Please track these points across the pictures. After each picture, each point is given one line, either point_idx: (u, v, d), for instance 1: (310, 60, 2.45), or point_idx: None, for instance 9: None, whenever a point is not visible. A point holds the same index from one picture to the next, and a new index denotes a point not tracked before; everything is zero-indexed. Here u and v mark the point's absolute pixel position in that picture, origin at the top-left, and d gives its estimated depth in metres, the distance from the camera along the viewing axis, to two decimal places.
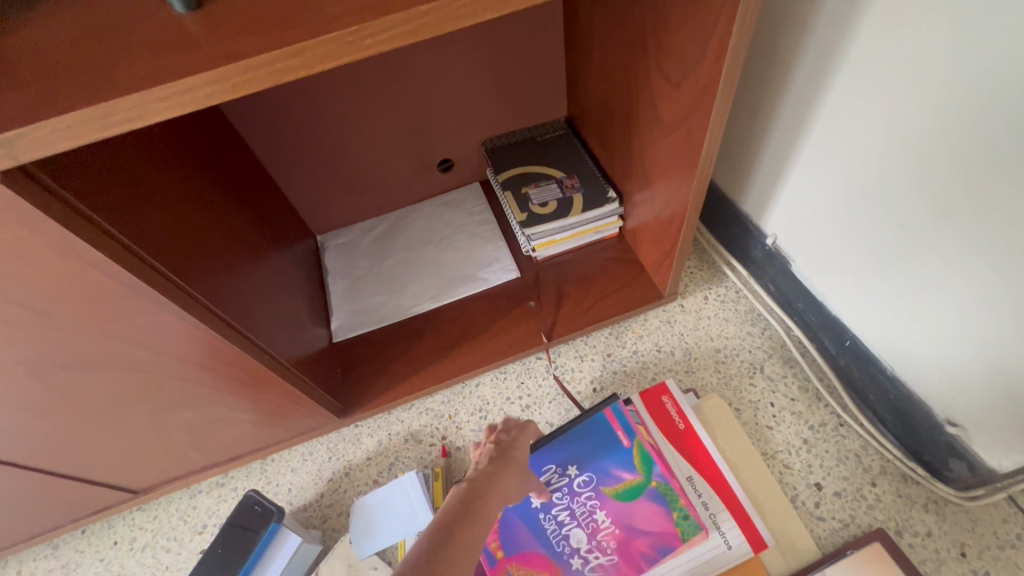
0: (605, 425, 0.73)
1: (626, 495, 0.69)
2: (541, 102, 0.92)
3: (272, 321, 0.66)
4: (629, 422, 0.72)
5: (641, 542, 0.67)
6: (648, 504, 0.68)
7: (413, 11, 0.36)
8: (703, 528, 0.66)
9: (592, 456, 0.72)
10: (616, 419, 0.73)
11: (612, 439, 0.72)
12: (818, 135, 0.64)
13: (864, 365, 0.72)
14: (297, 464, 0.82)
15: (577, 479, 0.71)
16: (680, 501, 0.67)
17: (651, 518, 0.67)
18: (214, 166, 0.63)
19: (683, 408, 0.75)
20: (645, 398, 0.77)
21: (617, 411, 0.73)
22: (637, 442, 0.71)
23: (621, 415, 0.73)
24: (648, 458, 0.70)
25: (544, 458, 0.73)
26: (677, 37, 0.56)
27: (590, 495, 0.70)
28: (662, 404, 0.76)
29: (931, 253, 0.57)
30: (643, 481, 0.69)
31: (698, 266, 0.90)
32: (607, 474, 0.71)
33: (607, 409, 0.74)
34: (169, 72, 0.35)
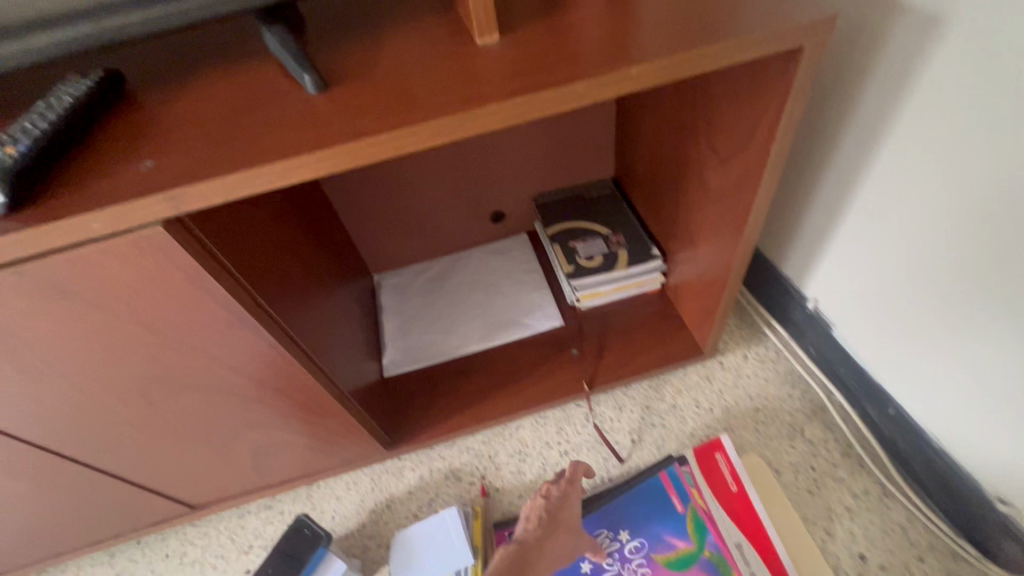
0: (662, 490, 0.76)
1: (677, 563, 0.70)
2: (590, 164, 0.99)
3: (337, 354, 0.72)
4: (685, 488, 0.75)
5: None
6: (700, 575, 0.69)
7: (510, 101, 0.42)
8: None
9: (645, 520, 0.74)
10: (672, 485, 0.76)
11: (667, 505, 0.74)
12: (861, 209, 0.67)
13: (909, 435, 0.72)
14: (340, 492, 0.85)
15: (628, 544, 0.72)
16: (734, 573, 0.68)
17: None
18: (301, 213, 0.71)
19: (736, 470, 0.77)
20: (699, 454, 0.79)
21: (673, 475, 0.77)
22: (691, 509, 0.74)
23: (678, 481, 0.76)
24: (702, 527, 0.72)
25: (597, 520, 0.75)
26: (727, 118, 0.61)
27: (640, 562, 0.71)
28: (716, 461, 0.78)
29: (975, 328, 0.58)
30: (696, 550, 0.70)
31: (738, 325, 0.92)
32: (659, 541, 0.72)
33: (664, 474, 0.77)
34: (305, 143, 0.42)
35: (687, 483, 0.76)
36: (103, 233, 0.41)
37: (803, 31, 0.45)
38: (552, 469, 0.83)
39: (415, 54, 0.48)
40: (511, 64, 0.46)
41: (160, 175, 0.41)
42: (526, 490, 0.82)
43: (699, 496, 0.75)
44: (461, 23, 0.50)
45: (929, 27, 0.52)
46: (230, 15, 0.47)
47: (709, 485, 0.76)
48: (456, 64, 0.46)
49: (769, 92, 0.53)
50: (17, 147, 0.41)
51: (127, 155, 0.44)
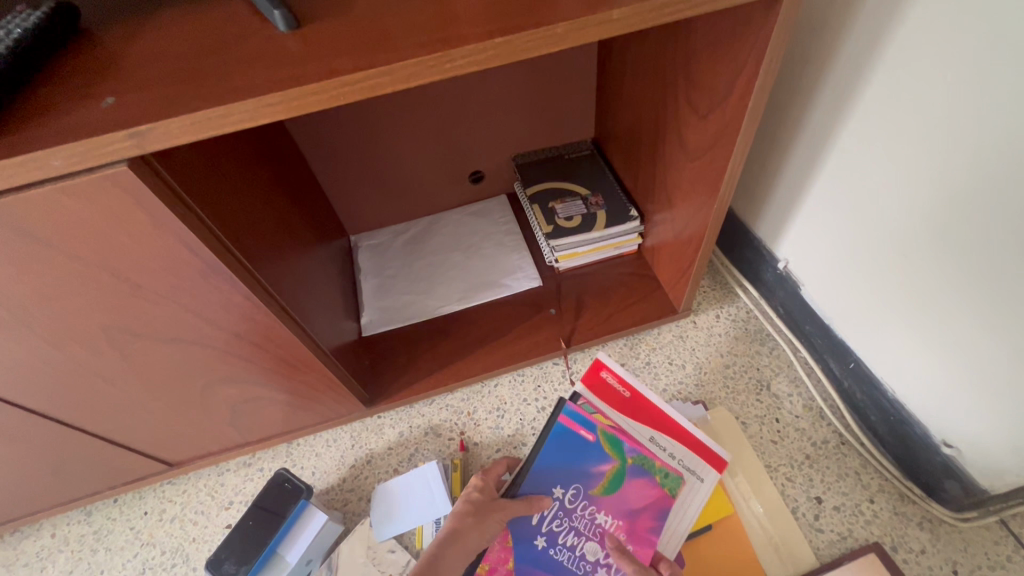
0: (567, 431, 0.70)
1: (613, 485, 0.68)
2: (571, 124, 0.99)
3: (313, 310, 0.72)
4: (585, 417, 0.70)
5: (644, 520, 0.67)
6: (635, 481, 0.69)
7: (489, 42, 0.41)
8: (682, 476, 0.70)
9: (566, 465, 0.69)
10: (572, 421, 0.70)
11: (577, 442, 0.70)
12: (832, 169, 0.69)
13: (867, 387, 0.76)
14: (320, 449, 0.86)
15: (567, 495, 0.68)
16: (657, 463, 0.70)
17: (642, 493, 0.68)
18: (273, 167, 0.69)
19: (623, 376, 0.78)
20: (589, 384, 0.78)
21: (568, 411, 0.71)
22: (599, 432, 0.70)
23: (575, 414, 0.70)
24: (614, 440, 0.70)
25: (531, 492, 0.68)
26: (706, 73, 0.61)
27: (584, 504, 0.68)
28: (604, 380, 0.78)
29: (931, 282, 0.61)
30: (620, 463, 0.69)
31: (712, 286, 0.95)
32: (589, 476, 0.69)
33: (561, 416, 0.71)
34: (277, 81, 0.41)
35: (584, 411, 0.71)
36: (64, 171, 0.39)
37: None
38: (529, 424, 0.85)
39: None
40: (489, 6, 0.44)
41: (123, 112, 0.39)
42: (505, 444, 0.84)
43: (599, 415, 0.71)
44: None
45: None
46: None
47: (608, 406, 0.76)
48: (434, 4, 0.45)
49: (749, 43, 0.53)
50: None
51: (86, 91, 0.42)
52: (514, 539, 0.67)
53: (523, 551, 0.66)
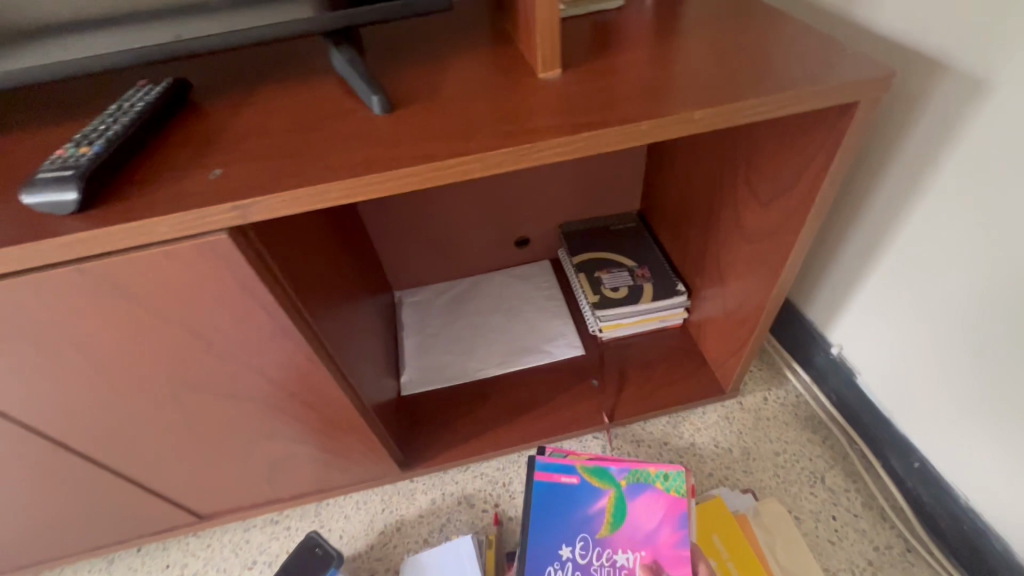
0: (548, 485, 0.68)
1: (619, 514, 0.66)
2: (618, 196, 1.01)
3: (361, 370, 0.72)
4: (559, 463, 0.69)
5: (666, 537, 0.63)
6: (639, 501, 0.66)
7: (574, 135, 0.43)
8: (681, 469, 0.68)
9: (563, 517, 0.66)
10: (548, 472, 0.69)
11: (563, 491, 0.68)
12: (893, 261, 0.68)
13: (933, 489, 0.71)
14: (350, 511, 0.84)
15: (576, 550, 0.64)
16: (649, 469, 0.68)
17: (650, 510, 0.65)
18: (337, 227, 0.73)
19: None
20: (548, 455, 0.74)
21: (541, 466, 0.70)
22: (579, 470, 0.69)
23: (549, 465, 0.70)
24: (595, 467, 0.69)
25: (539, 560, 0.63)
26: (769, 163, 0.62)
27: (598, 554, 0.63)
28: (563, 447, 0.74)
29: (1007, 385, 0.58)
30: (614, 488, 0.67)
31: (759, 366, 0.92)
32: (591, 518, 0.66)
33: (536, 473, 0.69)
34: (374, 161, 0.43)
35: (558, 458, 0.70)
36: (170, 237, 0.41)
37: (861, 86, 0.46)
38: None
39: (476, 83, 0.50)
40: (572, 99, 0.47)
41: (230, 183, 0.42)
42: None
43: (572, 456, 0.71)
44: (521, 57, 0.53)
45: (976, 91, 0.53)
46: (304, 34, 0.51)
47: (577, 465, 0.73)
48: (520, 95, 0.48)
49: (819, 139, 0.54)
50: (92, 148, 0.42)
51: (194, 161, 0.45)
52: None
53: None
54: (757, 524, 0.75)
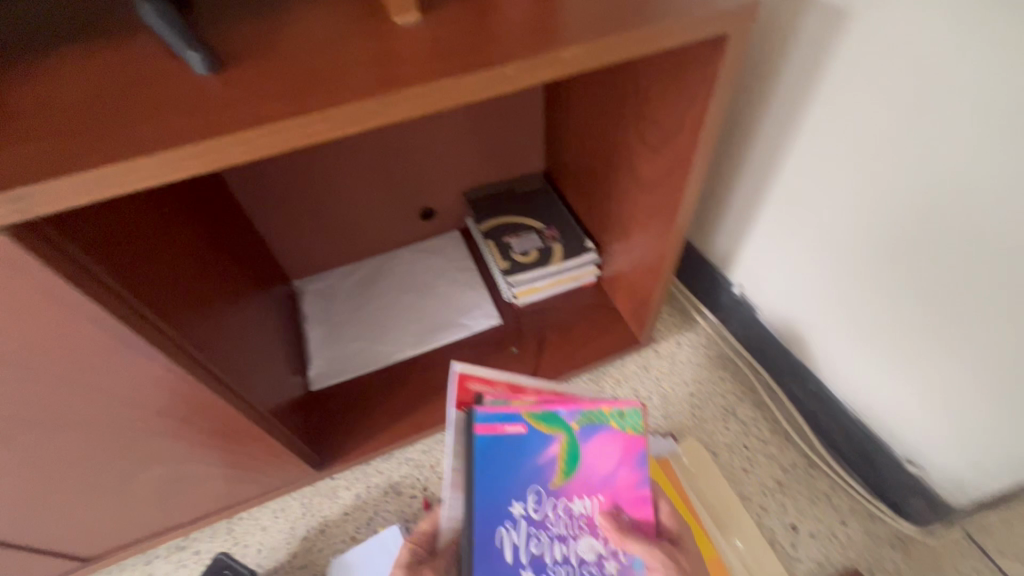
0: (491, 441, 0.57)
1: (572, 460, 0.58)
2: (520, 157, 0.98)
3: (252, 373, 0.65)
4: (504, 412, 0.58)
5: (624, 478, 0.57)
6: (593, 445, 0.59)
7: (434, 83, 0.38)
8: (637, 406, 0.61)
9: (513, 473, 0.56)
10: (492, 426, 0.57)
11: (512, 445, 0.57)
12: (780, 198, 0.70)
13: (828, 406, 0.77)
14: (267, 522, 0.77)
15: (529, 505, 0.55)
16: (603, 409, 0.60)
17: (606, 454, 0.58)
18: (202, 215, 0.63)
19: (487, 375, 0.67)
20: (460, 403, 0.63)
21: (483, 417, 0.58)
22: (527, 419, 0.58)
23: (493, 416, 0.58)
24: (545, 413, 0.59)
25: (489, 524, 0.54)
26: (655, 107, 0.61)
27: (554, 505, 0.56)
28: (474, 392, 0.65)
29: (881, 304, 0.63)
30: (567, 434, 0.59)
31: (670, 312, 0.94)
32: (543, 469, 0.57)
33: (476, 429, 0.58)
34: (196, 129, 0.36)
35: (501, 408, 0.58)
36: None
37: (728, 18, 0.45)
38: None
39: (322, 32, 0.43)
40: (432, 44, 0.42)
41: (4, 171, 0.34)
42: None
43: (517, 403, 0.60)
44: None
45: (837, 22, 0.54)
46: None
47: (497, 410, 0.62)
48: (373, 42, 0.42)
49: (697, 78, 0.53)
50: None
51: None
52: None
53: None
54: (679, 465, 0.78)
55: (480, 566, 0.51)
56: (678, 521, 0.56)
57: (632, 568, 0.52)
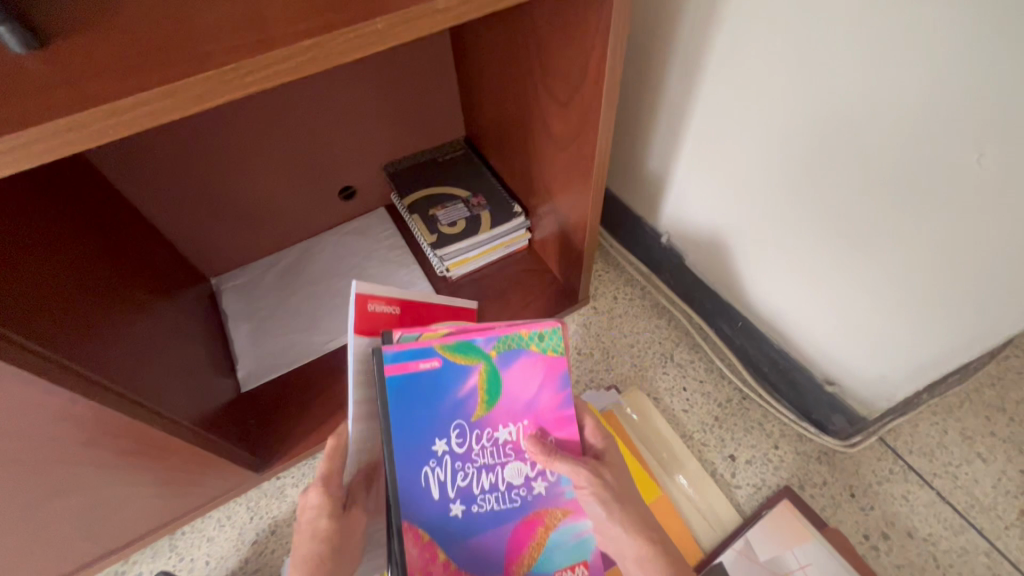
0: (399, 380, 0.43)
1: (493, 389, 0.45)
2: (438, 124, 0.94)
3: (168, 381, 0.60)
4: (412, 348, 0.43)
5: (549, 401, 0.47)
6: (515, 370, 0.46)
7: (297, 46, 0.35)
8: (560, 323, 0.48)
9: (425, 410, 0.44)
10: (397, 363, 0.43)
11: (423, 383, 0.44)
12: (694, 142, 0.71)
13: (755, 341, 0.80)
14: (212, 532, 0.74)
15: (452, 440, 0.44)
16: (521, 331, 0.47)
17: (529, 376, 0.46)
18: (77, 219, 0.57)
19: (385, 295, 0.52)
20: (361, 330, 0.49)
21: (390, 355, 0.44)
22: (440, 352, 0.44)
23: (399, 354, 0.43)
24: (460, 342, 0.45)
25: (406, 464, 0.43)
26: (557, 58, 0.59)
27: (478, 437, 0.45)
28: (373, 315, 0.51)
29: (791, 237, 0.65)
30: (486, 363, 0.45)
31: (605, 268, 0.95)
32: (460, 403, 0.45)
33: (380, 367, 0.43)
34: (16, 118, 0.31)
35: (410, 343, 0.44)
36: None
37: None
38: None
39: None
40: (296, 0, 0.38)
41: None
42: None
43: (423, 329, 0.47)
44: None
45: None
46: None
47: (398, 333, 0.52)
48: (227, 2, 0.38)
49: (591, 22, 0.51)
50: None
51: None
52: (431, 533, 0.43)
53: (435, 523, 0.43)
54: (623, 416, 0.80)
55: (407, 506, 0.42)
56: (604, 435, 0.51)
57: (559, 485, 0.46)
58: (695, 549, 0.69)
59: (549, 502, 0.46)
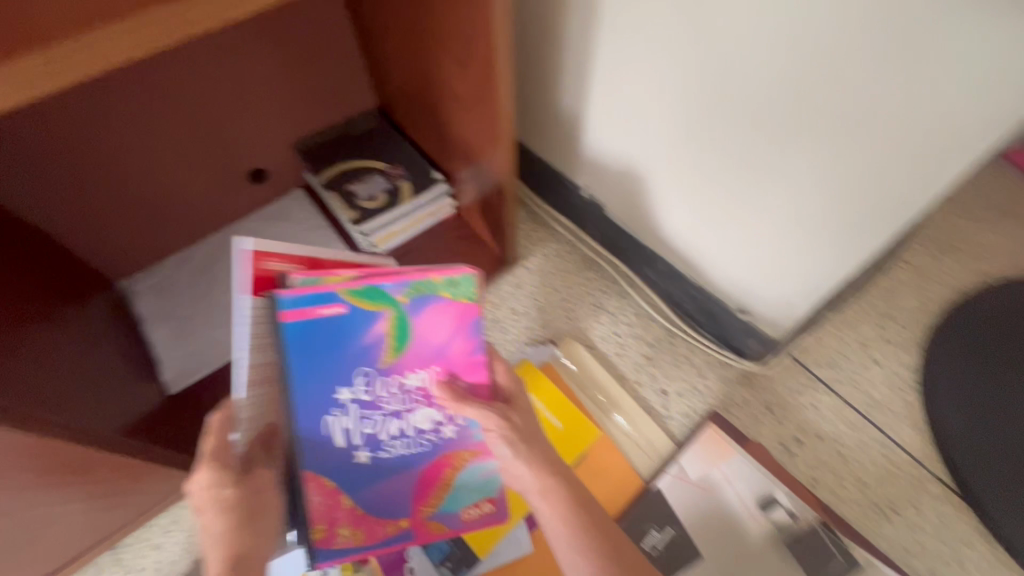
0: (300, 326, 0.46)
1: (401, 335, 0.49)
2: (346, 95, 0.90)
3: (80, 393, 0.57)
4: (313, 294, 0.45)
5: (458, 347, 0.51)
6: (424, 317, 0.49)
7: (133, 20, 0.34)
8: (472, 270, 0.50)
9: (332, 359, 0.48)
10: (298, 310, 0.45)
11: (326, 329, 0.47)
12: (599, 94, 0.72)
13: (677, 282, 0.84)
14: (159, 539, 0.73)
15: (358, 388, 0.49)
16: (433, 277, 0.49)
17: (438, 323, 0.50)
18: None
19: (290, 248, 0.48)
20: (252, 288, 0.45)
21: (289, 300, 0.45)
22: (343, 297, 0.46)
23: (298, 300, 0.45)
24: (366, 288, 0.47)
25: (312, 413, 0.48)
26: (449, 16, 0.58)
27: (385, 385, 0.50)
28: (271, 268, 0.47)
29: (697, 177, 0.68)
30: (395, 309, 0.48)
31: (533, 227, 0.97)
32: (366, 347, 0.48)
33: (281, 313, 0.45)
34: None
35: (310, 288, 0.45)
36: None
37: None
38: None
39: None
40: None
41: None
42: None
43: (325, 273, 0.47)
44: None
45: None
46: None
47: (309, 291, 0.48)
48: None
49: None
50: None
51: None
52: (336, 482, 0.51)
53: (345, 473, 0.51)
54: (561, 366, 0.83)
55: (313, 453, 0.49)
56: (515, 380, 0.56)
57: (468, 430, 0.53)
58: (635, 479, 0.74)
59: (458, 445, 0.54)
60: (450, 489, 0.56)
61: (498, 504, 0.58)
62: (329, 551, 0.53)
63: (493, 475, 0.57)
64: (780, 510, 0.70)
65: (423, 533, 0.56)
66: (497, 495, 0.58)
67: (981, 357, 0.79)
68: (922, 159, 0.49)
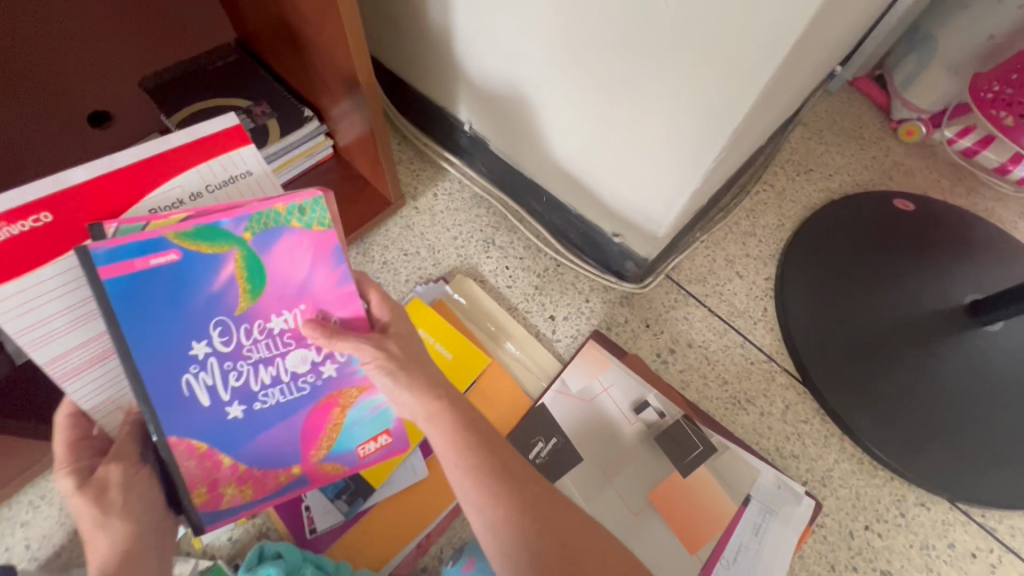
0: (128, 284, 0.41)
1: (254, 275, 0.46)
2: (197, 26, 0.82)
3: None
4: (136, 243, 0.40)
5: (323, 280, 0.49)
6: (277, 253, 0.46)
7: None
8: (321, 192, 0.47)
9: (176, 311, 0.44)
10: (118, 266, 0.40)
11: (159, 279, 0.42)
12: (463, 14, 0.71)
13: (560, 212, 0.87)
14: (26, 516, 0.69)
15: (215, 340, 0.45)
16: (276, 207, 0.45)
17: (294, 258, 0.47)
18: None
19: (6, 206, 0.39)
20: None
21: (105, 255, 0.40)
22: (175, 242, 0.42)
23: (119, 252, 0.40)
24: (200, 228, 0.42)
25: (167, 373, 0.44)
26: None
27: (247, 332, 0.47)
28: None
29: (562, 99, 0.70)
30: (241, 248, 0.44)
31: (422, 167, 0.95)
32: (216, 295, 0.45)
33: (98, 274, 0.40)
34: None
35: (127, 240, 0.40)
36: None
37: None
38: None
39: None
40: None
41: None
42: None
43: (150, 218, 0.42)
44: None
45: None
46: None
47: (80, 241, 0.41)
48: None
49: None
50: None
51: None
52: (208, 443, 0.48)
53: (218, 434, 0.48)
54: (451, 302, 0.85)
55: (173, 419, 0.45)
56: (390, 309, 0.56)
57: (350, 365, 0.52)
58: (523, 397, 0.79)
59: (343, 382, 0.53)
60: (342, 429, 0.55)
61: (395, 434, 0.58)
62: (217, 515, 0.51)
63: (386, 408, 0.56)
64: (650, 410, 0.78)
65: (320, 476, 0.55)
66: (394, 426, 0.57)
67: (824, 265, 0.88)
68: (738, 74, 0.52)
